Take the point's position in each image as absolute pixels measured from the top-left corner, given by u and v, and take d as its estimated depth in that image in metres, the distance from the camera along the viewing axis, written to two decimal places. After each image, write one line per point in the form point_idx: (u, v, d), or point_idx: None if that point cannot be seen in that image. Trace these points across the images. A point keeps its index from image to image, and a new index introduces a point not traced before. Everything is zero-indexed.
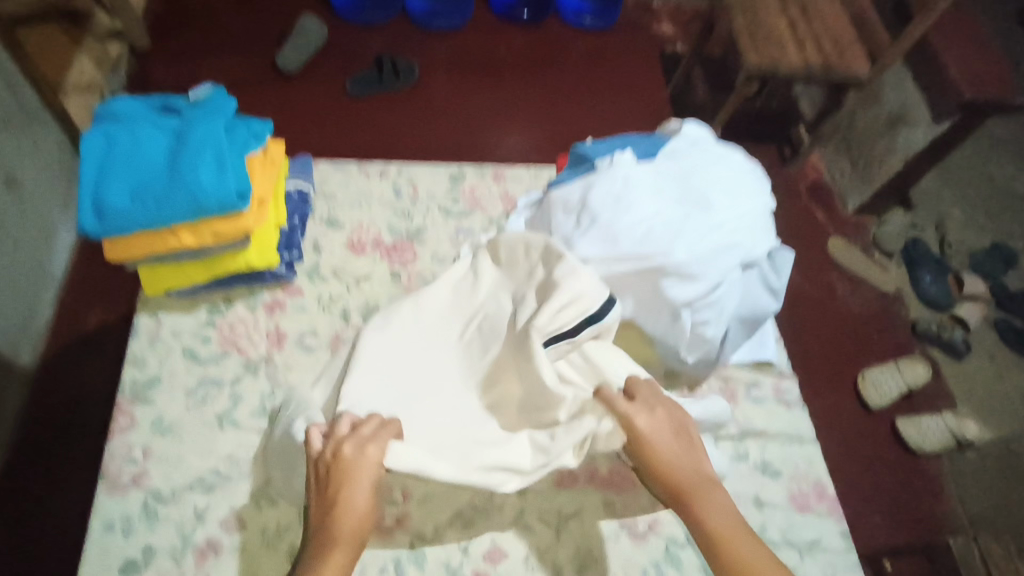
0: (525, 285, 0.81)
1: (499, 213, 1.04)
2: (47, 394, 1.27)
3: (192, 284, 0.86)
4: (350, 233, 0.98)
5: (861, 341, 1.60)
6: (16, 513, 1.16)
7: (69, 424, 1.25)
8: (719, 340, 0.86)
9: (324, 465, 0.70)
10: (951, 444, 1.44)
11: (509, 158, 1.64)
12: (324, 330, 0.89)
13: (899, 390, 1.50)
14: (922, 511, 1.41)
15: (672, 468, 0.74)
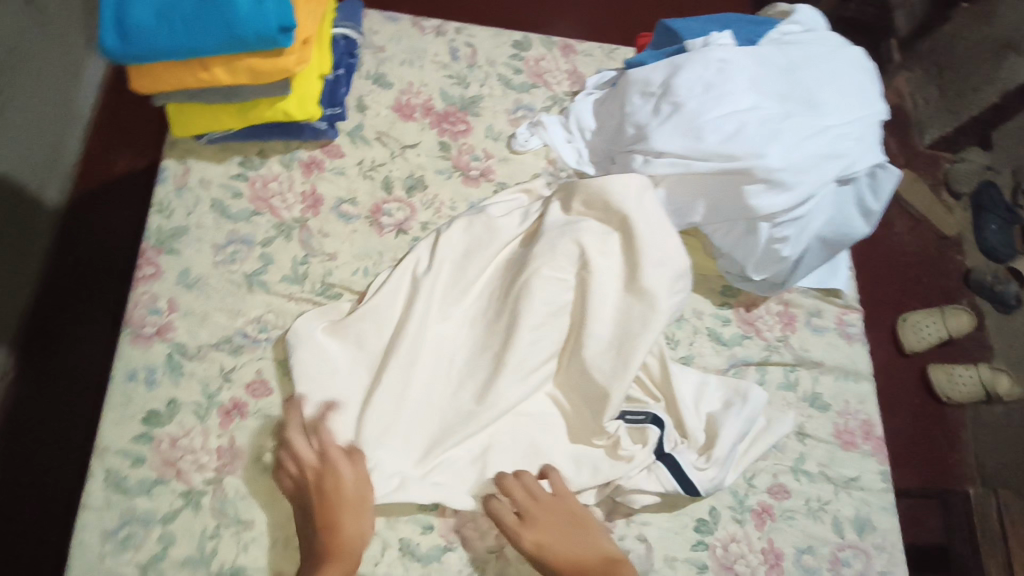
0: (600, 245, 0.75)
1: (564, 91, 0.92)
2: (73, 236, 1.25)
3: (224, 130, 0.78)
4: (399, 93, 0.88)
5: (915, 283, 1.51)
6: (43, 350, 1.16)
7: (95, 267, 1.24)
8: (795, 261, 0.77)
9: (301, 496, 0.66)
10: (980, 397, 1.35)
11: (558, 35, 1.46)
12: (364, 198, 0.82)
13: (937, 335, 1.39)
14: (939, 459, 1.37)
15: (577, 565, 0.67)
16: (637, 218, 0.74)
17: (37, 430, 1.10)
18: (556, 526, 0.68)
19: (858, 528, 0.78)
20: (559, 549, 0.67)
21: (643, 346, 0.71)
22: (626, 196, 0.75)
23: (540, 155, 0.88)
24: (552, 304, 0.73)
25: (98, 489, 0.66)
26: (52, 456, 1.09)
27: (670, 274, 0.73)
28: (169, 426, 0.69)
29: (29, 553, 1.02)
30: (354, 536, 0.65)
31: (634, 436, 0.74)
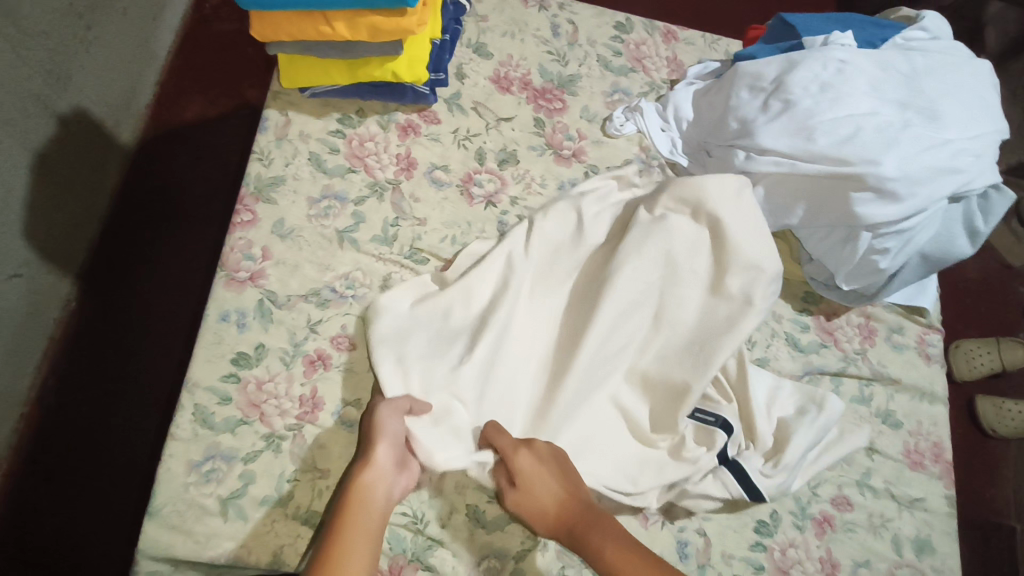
0: (687, 246, 0.75)
1: (662, 79, 0.92)
2: (141, 177, 1.29)
3: (330, 85, 0.78)
4: (498, 64, 0.87)
5: (979, 310, 1.46)
6: (108, 283, 1.19)
7: (159, 208, 1.27)
8: (890, 274, 0.76)
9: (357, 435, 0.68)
10: None
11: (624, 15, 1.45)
12: (457, 167, 0.82)
13: (990, 367, 1.33)
14: (976, 490, 1.33)
15: (554, 502, 0.63)
16: (725, 225, 0.74)
17: (98, 359, 1.13)
18: (549, 458, 0.65)
19: (918, 549, 0.77)
20: (544, 485, 0.64)
21: (727, 346, 0.71)
22: (718, 197, 0.74)
23: (633, 141, 0.87)
24: (633, 298, 0.73)
25: (186, 422, 0.68)
26: (111, 385, 1.12)
27: (758, 278, 0.72)
28: (257, 369, 0.71)
29: (81, 477, 1.05)
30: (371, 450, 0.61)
31: (700, 437, 0.73)
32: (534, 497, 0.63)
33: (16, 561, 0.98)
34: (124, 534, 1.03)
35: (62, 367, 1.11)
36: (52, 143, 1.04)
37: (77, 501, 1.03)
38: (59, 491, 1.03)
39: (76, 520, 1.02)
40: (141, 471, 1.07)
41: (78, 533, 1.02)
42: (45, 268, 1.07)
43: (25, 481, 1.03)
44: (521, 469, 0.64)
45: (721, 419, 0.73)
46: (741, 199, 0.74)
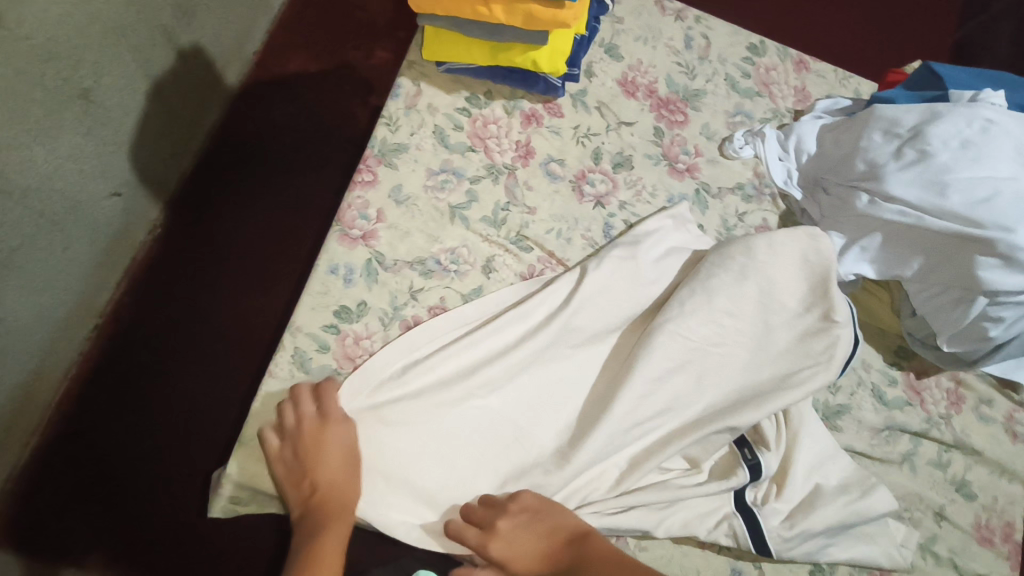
0: (762, 289, 0.73)
1: (787, 108, 0.91)
2: (232, 121, 1.32)
3: (467, 64, 0.80)
4: (627, 68, 0.88)
5: None
6: (188, 220, 1.23)
7: (243, 153, 1.31)
8: (997, 345, 0.74)
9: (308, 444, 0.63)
10: None
11: None
12: (573, 163, 0.83)
13: None
14: None
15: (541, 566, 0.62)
16: (782, 285, 0.74)
17: (167, 288, 1.17)
18: (517, 531, 0.62)
19: None
20: (526, 555, 0.62)
21: (798, 389, 0.69)
22: (786, 256, 0.74)
23: (749, 165, 0.87)
24: (707, 328, 0.72)
25: (284, 362, 0.70)
26: (178, 313, 1.16)
27: (832, 331, 0.71)
28: (356, 324, 0.73)
29: (145, 396, 1.09)
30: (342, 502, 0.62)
31: (724, 467, 0.72)
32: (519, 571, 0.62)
33: (73, 459, 1.02)
34: (177, 450, 1.07)
35: (135, 290, 1.15)
36: (167, 74, 1.09)
37: (139, 418, 1.07)
38: (122, 406, 1.07)
39: (131, 432, 1.06)
40: (201, 397, 1.11)
41: (135, 444, 1.05)
42: (141, 191, 1.13)
43: (91, 394, 1.07)
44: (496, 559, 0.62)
45: (756, 459, 0.71)
46: (816, 262, 0.75)
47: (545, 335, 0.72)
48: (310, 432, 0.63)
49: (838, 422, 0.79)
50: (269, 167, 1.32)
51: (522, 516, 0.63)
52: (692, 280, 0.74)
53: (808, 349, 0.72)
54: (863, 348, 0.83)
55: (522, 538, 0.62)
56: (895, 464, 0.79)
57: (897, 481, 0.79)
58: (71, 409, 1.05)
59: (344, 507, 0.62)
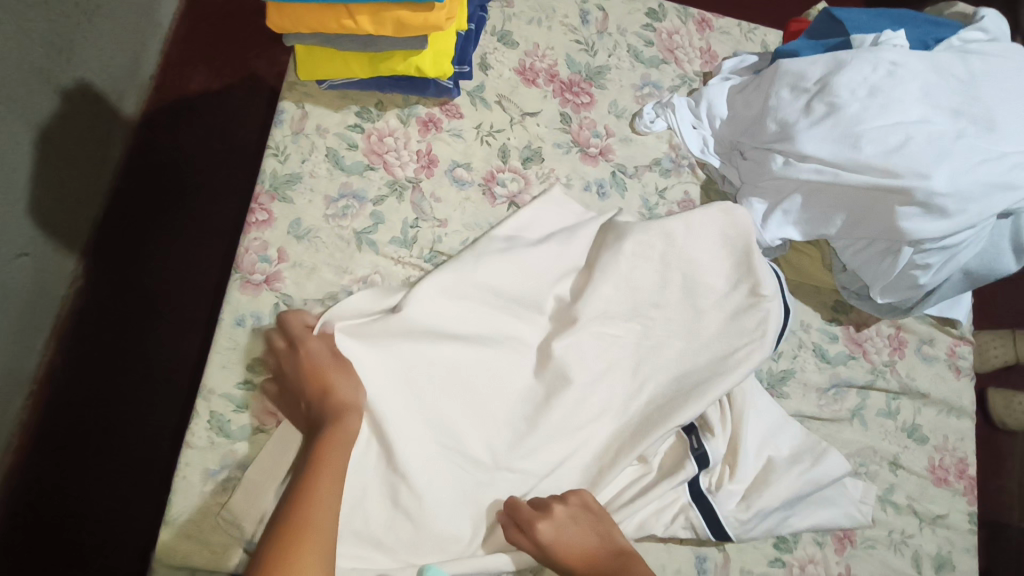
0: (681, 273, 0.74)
1: (694, 72, 0.88)
2: (141, 154, 1.23)
3: (348, 78, 0.74)
4: (524, 54, 0.83)
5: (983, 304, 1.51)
6: (107, 266, 1.14)
7: (156, 186, 1.22)
8: (928, 289, 0.73)
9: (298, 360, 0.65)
10: None
11: None
12: (479, 165, 0.79)
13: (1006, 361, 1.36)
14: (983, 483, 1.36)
15: (584, 559, 0.64)
16: (703, 266, 0.74)
17: (95, 344, 1.09)
18: (572, 522, 0.65)
19: (937, 565, 0.77)
20: (573, 546, 0.64)
21: (731, 368, 0.69)
22: (703, 237, 0.74)
23: (663, 139, 0.84)
24: (624, 321, 0.73)
25: (201, 431, 0.66)
26: (113, 369, 1.08)
27: (762, 306, 0.72)
28: (272, 376, 0.69)
29: (90, 459, 1.02)
30: (344, 404, 0.62)
31: (673, 461, 0.72)
32: (566, 558, 0.64)
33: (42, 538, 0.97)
34: (147, 509, 1.02)
35: (61, 352, 1.08)
36: (55, 119, 1.00)
37: (86, 485, 1.01)
38: (72, 474, 1.01)
39: (95, 499, 1.00)
40: (162, 449, 1.06)
41: (104, 508, 1.00)
42: (50, 245, 1.04)
43: (32, 467, 1.00)
44: (554, 538, 0.64)
45: (703, 448, 0.70)
46: (735, 237, 0.74)
47: (471, 349, 0.70)
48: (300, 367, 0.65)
49: (784, 388, 0.79)
50: (195, 194, 1.23)
51: (573, 510, 0.66)
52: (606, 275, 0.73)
53: (741, 326, 0.72)
54: (800, 309, 0.82)
55: (572, 534, 0.65)
56: (844, 421, 0.79)
57: (848, 437, 0.79)
58: (25, 484, 0.99)
59: (343, 408, 0.62)
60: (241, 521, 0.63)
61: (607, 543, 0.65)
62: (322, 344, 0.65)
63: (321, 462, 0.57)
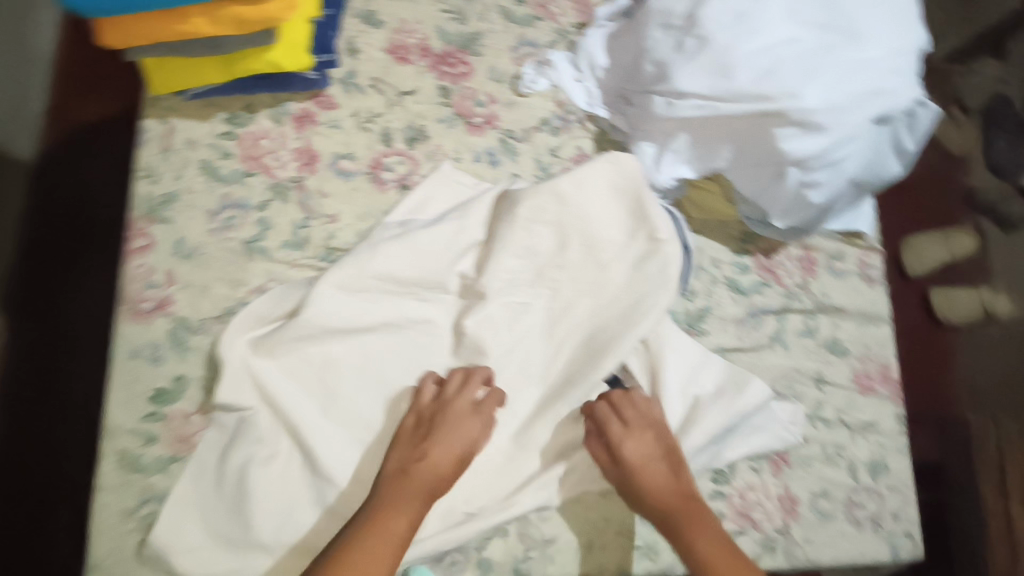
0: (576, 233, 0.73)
1: (570, 24, 0.86)
2: (43, 197, 1.09)
3: (207, 85, 0.71)
4: (392, 33, 0.81)
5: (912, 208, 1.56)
6: (28, 319, 1.03)
7: (61, 225, 1.08)
8: (823, 207, 0.72)
9: (427, 412, 0.68)
10: (978, 314, 1.43)
11: None
12: (363, 154, 0.76)
13: (940, 259, 1.47)
14: (931, 381, 1.41)
15: (655, 491, 0.68)
16: (597, 219, 0.73)
17: (14, 404, 0.99)
18: (654, 452, 0.69)
19: (874, 471, 0.79)
20: (649, 474, 0.68)
21: (637, 317, 0.70)
22: (593, 190, 0.73)
23: (548, 97, 0.82)
24: (527, 288, 0.72)
25: (112, 471, 0.64)
26: (39, 427, 0.99)
27: (659, 251, 0.71)
28: (180, 403, 0.67)
29: (38, 527, 0.95)
30: (439, 468, 0.65)
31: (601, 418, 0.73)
32: (640, 482, 0.68)
33: None
34: None
35: None
36: None
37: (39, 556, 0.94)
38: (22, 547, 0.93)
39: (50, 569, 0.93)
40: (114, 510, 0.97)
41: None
42: None
43: None
44: (632, 450, 0.68)
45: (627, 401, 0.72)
46: (627, 185, 0.73)
47: (380, 340, 0.70)
48: (434, 408, 0.68)
49: (702, 326, 0.79)
50: (107, 227, 1.10)
51: (660, 444, 0.70)
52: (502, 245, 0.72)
53: (643, 276, 0.71)
54: (708, 245, 0.82)
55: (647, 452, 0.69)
56: (766, 347, 0.80)
57: (771, 363, 0.80)
58: None
59: (435, 486, 0.65)
60: (169, 553, 0.62)
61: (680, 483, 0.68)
62: (468, 402, 0.68)
63: (384, 516, 0.61)
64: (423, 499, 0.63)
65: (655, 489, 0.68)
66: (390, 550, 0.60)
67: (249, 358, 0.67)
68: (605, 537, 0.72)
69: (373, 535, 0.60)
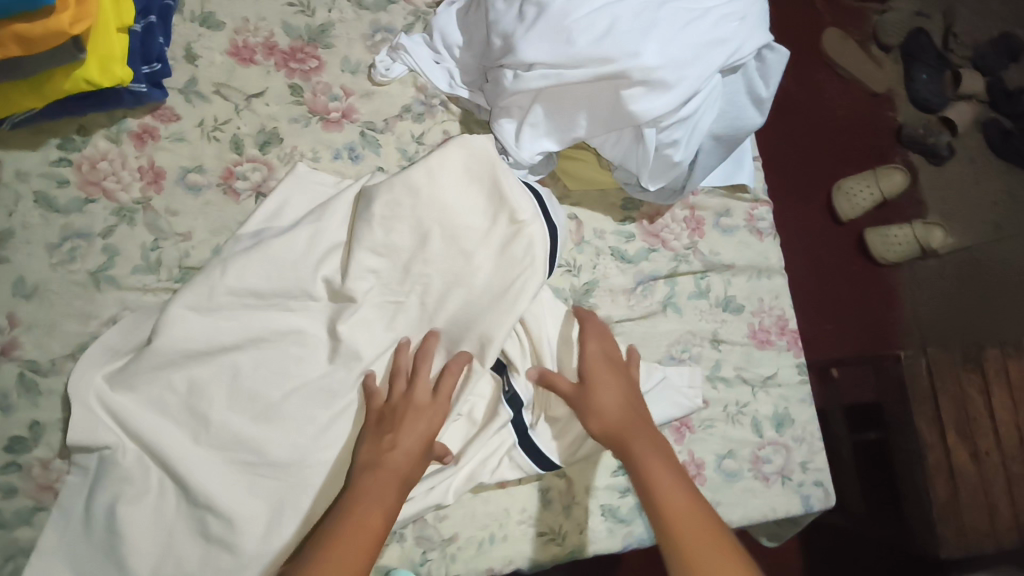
0: (433, 221, 0.69)
1: (426, 4, 0.83)
2: None
3: (25, 111, 0.66)
4: (233, 33, 0.76)
5: (841, 151, 1.61)
6: None
7: None
8: (689, 163, 0.71)
9: (389, 409, 0.66)
10: (915, 251, 1.50)
11: None
12: (213, 165, 0.73)
13: (871, 198, 1.53)
14: (876, 319, 1.53)
15: (611, 408, 0.67)
16: (455, 207, 0.70)
17: None
18: (615, 380, 0.69)
19: (777, 424, 0.79)
20: (611, 395, 0.68)
21: (507, 304, 0.68)
22: (448, 177, 0.70)
23: (407, 83, 0.79)
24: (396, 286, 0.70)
25: None
26: None
27: (523, 232, 0.69)
28: (38, 450, 0.64)
29: None
30: (406, 460, 0.63)
31: (488, 410, 0.71)
32: (601, 397, 0.67)
33: None
34: None
35: None
36: None
37: None
38: None
39: None
40: None
41: None
42: None
43: None
44: (604, 373, 0.69)
45: (512, 389, 0.70)
46: (480, 168, 0.71)
47: (247, 356, 0.66)
48: (402, 399, 0.66)
49: (590, 301, 0.77)
50: None
51: (625, 380, 0.70)
52: (362, 241, 0.69)
53: (508, 259, 0.69)
54: (590, 217, 0.80)
55: (617, 381, 0.69)
56: (657, 313, 0.79)
57: (664, 329, 0.78)
58: None
59: (400, 475, 0.63)
60: None
61: (636, 412, 0.67)
62: (429, 395, 0.67)
63: (360, 509, 0.59)
64: (397, 492, 0.62)
65: (613, 405, 0.67)
66: (367, 547, 0.57)
67: (103, 394, 0.63)
68: (507, 526, 0.71)
69: (352, 532, 0.57)
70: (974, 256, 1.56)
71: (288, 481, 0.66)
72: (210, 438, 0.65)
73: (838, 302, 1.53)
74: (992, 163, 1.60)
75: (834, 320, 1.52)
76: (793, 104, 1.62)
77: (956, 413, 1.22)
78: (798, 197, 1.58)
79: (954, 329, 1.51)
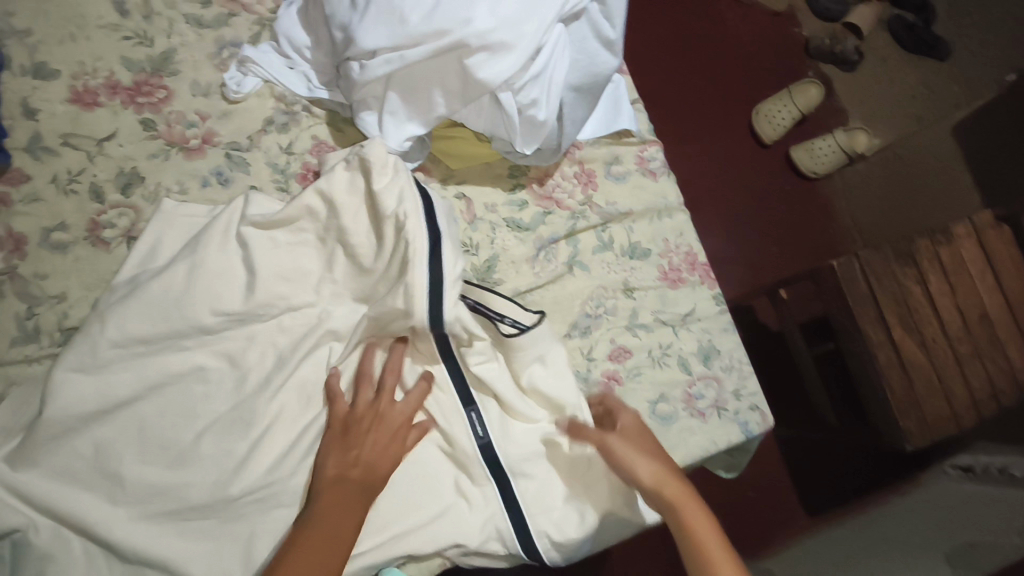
0: (330, 240, 0.71)
1: (269, 11, 0.80)
2: None
3: None
4: (70, 79, 0.73)
5: (753, 73, 1.61)
6: None
7: None
8: (556, 120, 0.70)
9: (354, 420, 0.65)
10: (841, 160, 1.51)
11: None
12: (75, 219, 0.70)
13: (791, 116, 1.53)
14: (814, 233, 1.54)
15: (645, 456, 0.64)
16: (352, 219, 0.69)
17: None
18: (641, 429, 0.67)
19: (705, 358, 0.79)
20: (643, 444, 0.65)
21: (399, 301, 0.65)
22: (340, 189, 0.69)
23: (265, 95, 0.77)
24: (293, 302, 0.70)
25: None
26: None
27: (404, 233, 0.65)
28: None
29: None
30: (374, 469, 0.64)
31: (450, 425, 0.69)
32: (638, 447, 0.64)
33: None
34: None
35: None
36: None
37: None
38: None
39: None
40: None
41: None
42: None
43: None
44: (626, 449, 0.63)
45: (487, 436, 0.68)
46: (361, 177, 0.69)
47: (149, 406, 0.64)
48: (367, 410, 0.66)
49: (494, 276, 0.76)
50: None
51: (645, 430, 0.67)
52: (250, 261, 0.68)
53: (399, 262, 0.67)
54: (479, 193, 0.78)
55: (643, 451, 0.64)
56: (565, 275, 0.78)
57: (573, 289, 0.78)
58: None
59: (366, 482, 0.63)
60: None
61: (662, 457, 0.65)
62: (393, 402, 0.67)
63: (320, 521, 0.58)
64: (362, 502, 0.61)
65: (645, 451, 0.64)
66: (336, 555, 0.56)
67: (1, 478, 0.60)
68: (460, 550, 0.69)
69: (319, 538, 0.56)
70: (899, 151, 1.56)
71: (222, 519, 0.63)
72: (128, 496, 0.62)
73: (776, 224, 1.53)
74: (899, 56, 1.61)
75: (776, 244, 1.52)
76: (699, 36, 1.61)
77: (897, 309, 1.21)
78: (720, 126, 1.57)
79: (889, 227, 1.54)
